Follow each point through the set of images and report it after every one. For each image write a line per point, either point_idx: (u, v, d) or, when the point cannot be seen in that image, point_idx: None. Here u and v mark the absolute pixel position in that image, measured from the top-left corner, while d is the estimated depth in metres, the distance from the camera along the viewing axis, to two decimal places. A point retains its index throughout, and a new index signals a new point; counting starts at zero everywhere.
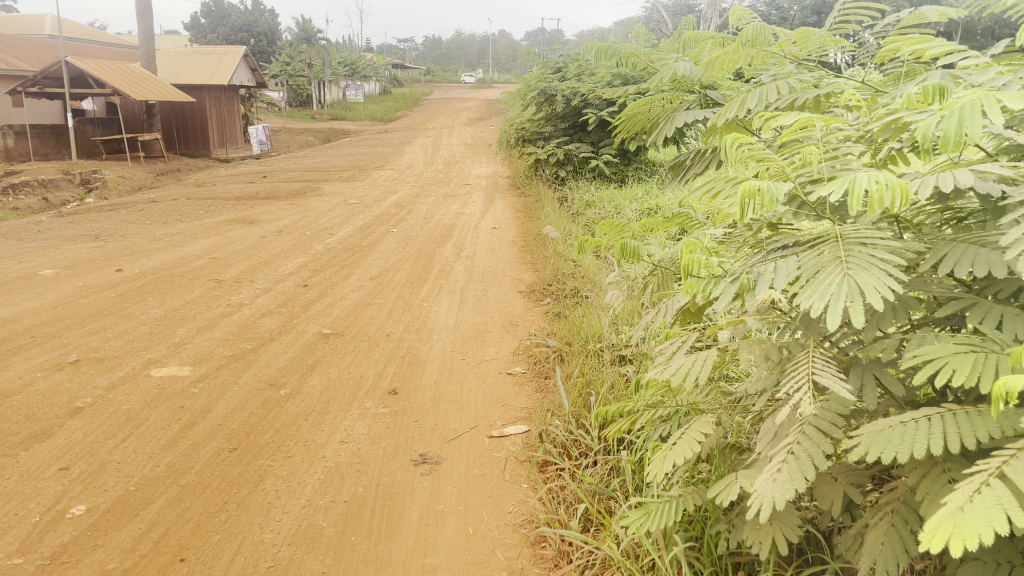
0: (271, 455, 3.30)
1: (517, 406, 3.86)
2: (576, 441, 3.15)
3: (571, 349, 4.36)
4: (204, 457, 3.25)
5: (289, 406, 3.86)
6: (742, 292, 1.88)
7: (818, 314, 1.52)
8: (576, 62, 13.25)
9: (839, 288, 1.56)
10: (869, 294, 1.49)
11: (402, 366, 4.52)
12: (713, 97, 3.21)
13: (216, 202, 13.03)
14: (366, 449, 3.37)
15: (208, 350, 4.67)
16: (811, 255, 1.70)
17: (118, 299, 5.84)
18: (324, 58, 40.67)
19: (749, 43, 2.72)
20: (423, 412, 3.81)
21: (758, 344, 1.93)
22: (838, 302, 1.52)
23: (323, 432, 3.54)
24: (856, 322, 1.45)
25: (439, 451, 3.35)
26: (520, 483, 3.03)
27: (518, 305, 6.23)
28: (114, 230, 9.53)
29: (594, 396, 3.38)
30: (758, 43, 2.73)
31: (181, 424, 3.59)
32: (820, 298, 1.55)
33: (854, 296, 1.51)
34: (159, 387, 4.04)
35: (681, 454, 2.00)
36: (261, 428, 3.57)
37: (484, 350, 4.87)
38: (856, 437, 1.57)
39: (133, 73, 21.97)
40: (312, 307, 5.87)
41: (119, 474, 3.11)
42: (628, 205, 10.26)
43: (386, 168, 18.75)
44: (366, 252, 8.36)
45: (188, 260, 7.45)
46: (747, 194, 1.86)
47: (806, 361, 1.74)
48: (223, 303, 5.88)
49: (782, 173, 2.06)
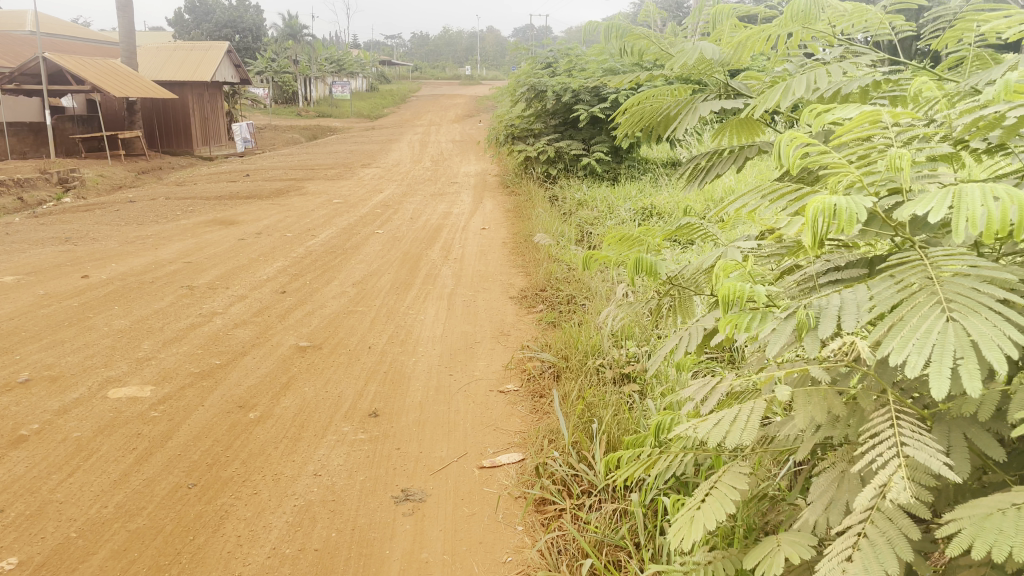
0: (235, 492, 2.94)
1: (510, 430, 3.52)
2: (578, 477, 2.83)
3: (568, 366, 4.03)
4: (159, 495, 2.90)
5: (258, 431, 3.50)
6: (800, 334, 1.69)
7: (920, 373, 1.34)
8: (567, 57, 12.93)
9: (942, 339, 1.38)
10: (985, 349, 1.31)
11: (385, 383, 4.17)
12: (734, 88, 2.89)
13: (195, 202, 12.62)
14: (342, 484, 3.02)
15: (173, 366, 4.31)
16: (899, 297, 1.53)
17: (81, 308, 5.46)
18: (309, 54, 40.12)
19: (798, 18, 2.53)
20: (406, 437, 3.47)
21: (814, 393, 1.75)
22: (946, 358, 1.34)
23: (295, 463, 3.19)
24: (975, 388, 1.27)
25: (424, 485, 3.00)
26: (514, 525, 2.69)
27: (510, 312, 5.88)
28: (86, 232, 9.12)
29: (596, 424, 3.04)
30: (807, 17, 2.52)
31: (136, 455, 3.23)
32: (920, 353, 1.37)
33: (968, 351, 1.32)
34: (115, 410, 3.67)
35: (714, 518, 1.65)
36: (226, 459, 3.22)
37: (474, 364, 4.53)
38: (956, 523, 1.39)
39: (114, 69, 21.47)
40: (290, 316, 5.51)
41: (60, 517, 2.75)
42: (622, 205, 9.97)
43: (372, 166, 18.36)
44: (349, 254, 8.00)
45: (160, 264, 7.08)
46: (820, 212, 1.60)
47: (889, 425, 1.57)
48: (194, 312, 5.51)
49: (853, 185, 1.84)
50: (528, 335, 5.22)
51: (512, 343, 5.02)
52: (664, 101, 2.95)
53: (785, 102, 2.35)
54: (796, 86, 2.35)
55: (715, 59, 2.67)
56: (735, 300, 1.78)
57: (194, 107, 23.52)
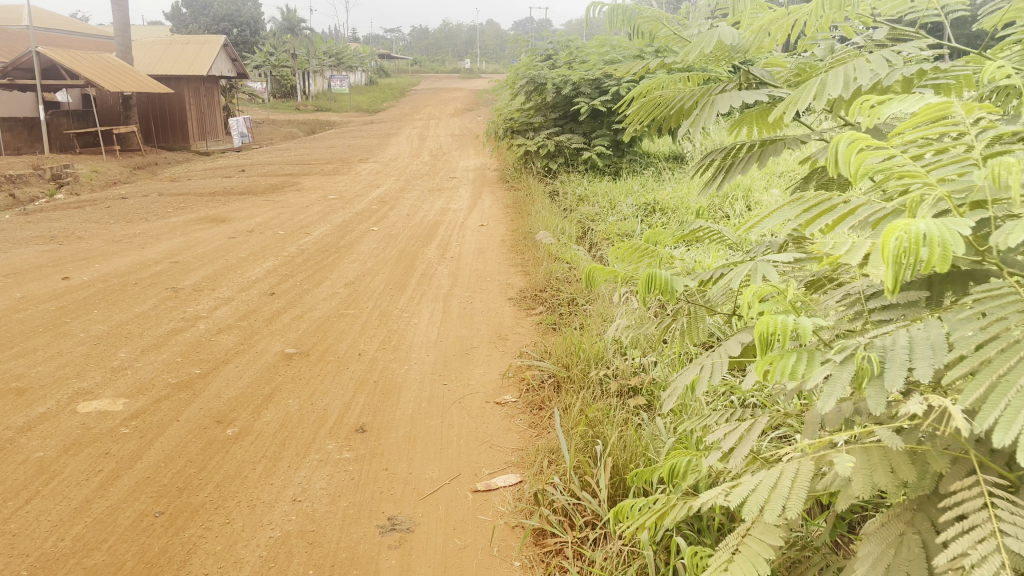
0: (205, 521, 2.69)
1: (507, 448, 3.27)
2: (581, 507, 2.59)
3: (569, 377, 3.78)
4: (122, 526, 2.65)
5: (235, 450, 3.25)
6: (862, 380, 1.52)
7: None
8: (567, 49, 12.66)
9: None
10: None
11: (376, 394, 3.91)
12: (757, 75, 2.60)
13: (188, 199, 12.36)
14: (323, 511, 2.77)
15: (150, 376, 4.06)
16: (997, 349, 1.36)
17: (58, 312, 5.22)
18: (307, 48, 39.79)
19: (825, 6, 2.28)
20: (395, 456, 3.22)
21: (881, 452, 1.61)
22: None
23: (273, 486, 2.95)
24: None
25: (413, 512, 2.75)
26: (510, 560, 2.44)
27: (508, 315, 5.63)
28: (73, 231, 8.88)
29: (601, 446, 2.78)
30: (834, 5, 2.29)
31: (101, 478, 2.98)
32: None
33: None
34: (83, 427, 3.42)
35: None
36: (198, 482, 2.97)
37: (471, 372, 4.28)
38: None
39: (109, 64, 21.20)
40: (278, 320, 5.26)
41: (11, 552, 2.50)
42: (624, 200, 9.72)
43: (369, 160, 18.09)
44: (343, 253, 7.75)
45: (146, 265, 6.84)
46: (902, 239, 1.38)
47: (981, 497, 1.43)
48: (178, 316, 5.27)
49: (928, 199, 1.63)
50: (528, 340, 4.97)
51: (511, 349, 4.77)
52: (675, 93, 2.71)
53: (822, 97, 2.10)
54: (832, 78, 2.11)
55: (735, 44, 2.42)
56: (772, 334, 1.65)
57: (191, 101, 23.24)
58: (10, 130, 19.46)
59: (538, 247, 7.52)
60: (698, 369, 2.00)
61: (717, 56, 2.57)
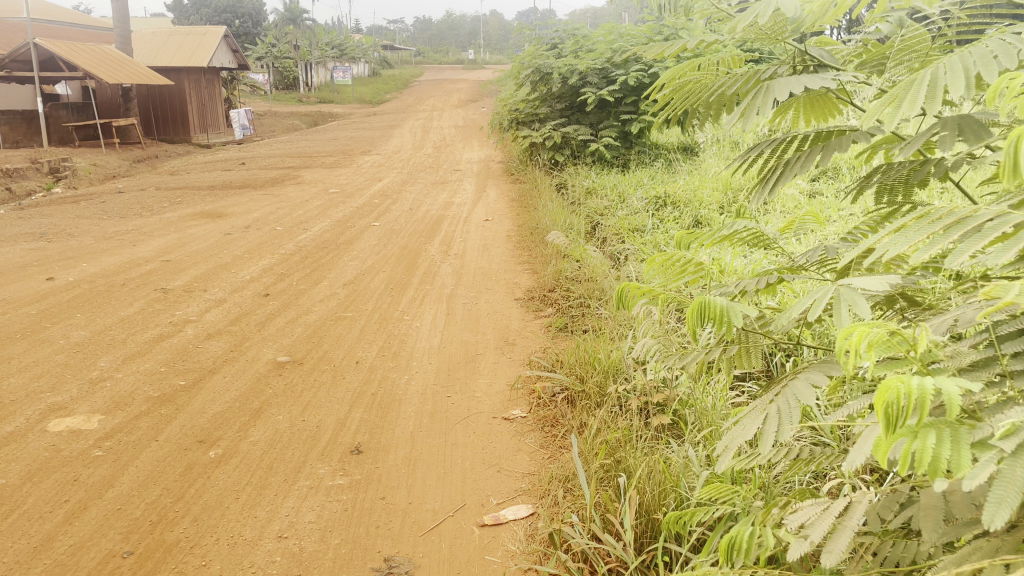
0: (180, 563, 2.40)
1: (517, 472, 2.96)
2: (601, 551, 2.29)
3: (583, 391, 3.48)
4: (86, 571, 2.36)
5: (218, 474, 2.95)
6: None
7: None
8: (574, 37, 12.32)
9: None
10: None
11: (374, 408, 3.61)
12: (815, 57, 2.35)
13: (185, 193, 12.06)
14: (311, 550, 2.48)
15: (130, 390, 3.76)
16: None
17: (39, 316, 4.93)
18: (310, 38, 39.40)
19: None
20: (394, 482, 2.91)
21: None
22: None
23: (257, 519, 2.65)
24: None
25: (412, 552, 2.46)
26: None
27: (515, 317, 5.32)
28: (63, 227, 8.58)
29: (625, 478, 2.48)
30: None
31: (67, 511, 2.68)
32: None
33: None
34: (51, 449, 3.12)
35: None
36: (175, 514, 2.67)
37: (476, 383, 3.97)
38: None
39: (107, 55, 20.87)
40: (271, 325, 4.96)
41: None
42: (634, 193, 9.42)
43: (372, 153, 17.77)
44: (342, 250, 7.45)
45: (136, 264, 6.54)
46: None
47: None
48: (165, 320, 4.97)
49: None
50: (539, 344, 4.67)
51: (519, 356, 4.46)
52: (712, 79, 2.56)
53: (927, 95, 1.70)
54: (949, 73, 1.72)
55: (795, 15, 2.10)
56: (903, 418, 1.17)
57: (191, 93, 22.92)
58: (8, 123, 19.17)
59: (546, 244, 7.22)
60: (766, 417, 1.68)
61: (768, 35, 2.36)
